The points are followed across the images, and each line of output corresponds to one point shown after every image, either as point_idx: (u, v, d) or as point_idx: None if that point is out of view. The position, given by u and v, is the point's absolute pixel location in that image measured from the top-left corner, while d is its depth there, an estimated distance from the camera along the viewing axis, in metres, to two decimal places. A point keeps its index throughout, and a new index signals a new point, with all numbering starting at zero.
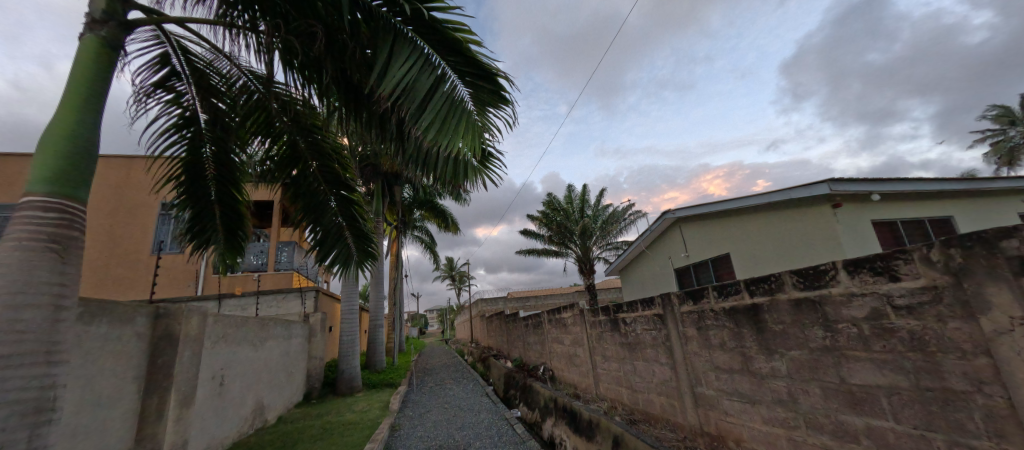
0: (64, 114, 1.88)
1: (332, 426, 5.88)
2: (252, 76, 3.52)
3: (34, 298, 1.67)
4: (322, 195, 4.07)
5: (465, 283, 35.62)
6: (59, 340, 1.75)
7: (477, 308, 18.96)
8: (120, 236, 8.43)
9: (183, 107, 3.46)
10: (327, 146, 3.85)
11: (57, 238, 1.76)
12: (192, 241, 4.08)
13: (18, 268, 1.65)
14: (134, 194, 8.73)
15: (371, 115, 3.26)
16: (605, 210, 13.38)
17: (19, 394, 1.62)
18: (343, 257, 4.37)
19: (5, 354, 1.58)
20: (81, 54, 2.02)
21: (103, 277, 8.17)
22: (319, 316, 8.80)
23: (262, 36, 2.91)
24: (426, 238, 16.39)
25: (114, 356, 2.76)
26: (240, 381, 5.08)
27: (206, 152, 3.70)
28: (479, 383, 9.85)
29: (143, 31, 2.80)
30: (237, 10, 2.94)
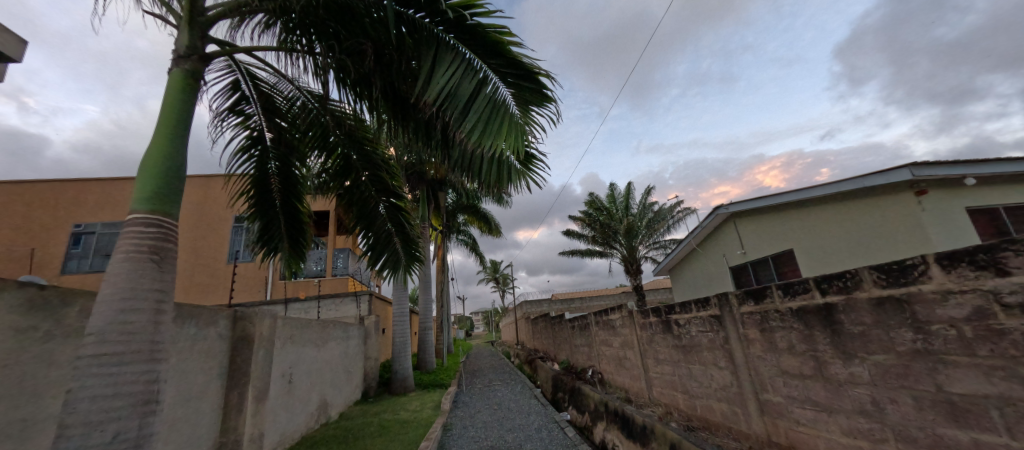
0: (161, 139, 2.11)
1: (389, 423, 6.16)
2: (309, 95, 3.77)
3: (140, 303, 1.87)
4: (373, 202, 4.29)
5: (509, 285, 35.88)
6: (159, 341, 1.94)
7: (522, 311, 19.10)
8: (202, 247, 9.33)
9: (252, 128, 3.78)
10: (377, 157, 4.08)
11: (156, 249, 1.96)
12: (261, 251, 4.43)
13: (127, 276, 1.87)
14: (213, 209, 9.64)
15: (417, 124, 3.40)
16: (651, 208, 12.89)
17: (130, 387, 1.80)
18: (393, 261, 4.55)
19: (117, 352, 1.78)
20: (171, 86, 2.26)
21: (190, 284, 9.09)
22: (372, 318, 9.23)
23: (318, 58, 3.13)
24: (470, 240, 16.59)
25: (202, 356, 3.06)
26: (307, 379, 5.47)
27: (272, 167, 4.01)
28: (527, 386, 9.86)
29: (218, 62, 3.07)
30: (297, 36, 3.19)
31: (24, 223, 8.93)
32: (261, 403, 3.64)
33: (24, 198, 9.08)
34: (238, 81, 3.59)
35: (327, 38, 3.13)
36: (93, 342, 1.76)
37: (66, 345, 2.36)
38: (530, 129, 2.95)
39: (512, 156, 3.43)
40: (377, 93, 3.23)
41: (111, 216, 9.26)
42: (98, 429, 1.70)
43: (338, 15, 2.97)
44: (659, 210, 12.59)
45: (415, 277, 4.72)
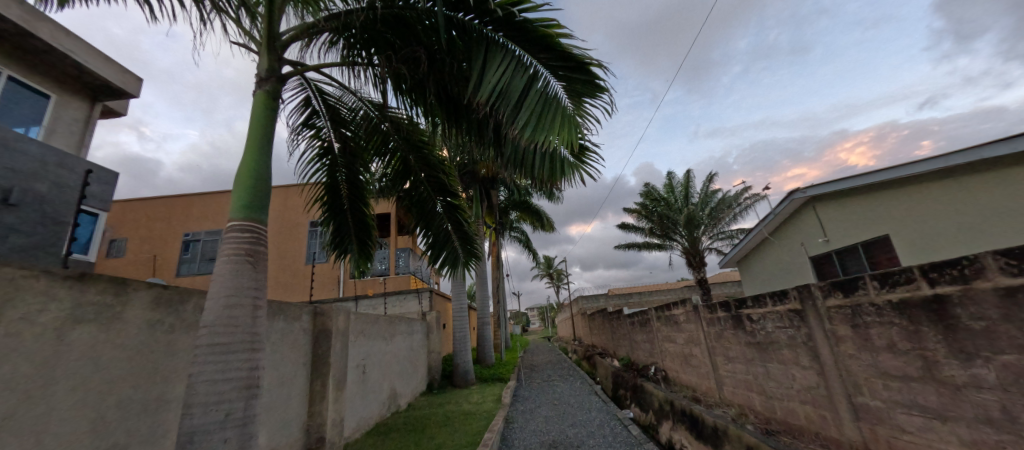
0: (250, 153, 2.34)
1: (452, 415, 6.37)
2: (370, 104, 3.99)
3: (241, 300, 2.10)
4: (432, 202, 4.46)
5: (563, 280, 35.61)
6: (256, 333, 2.16)
7: (578, 306, 18.87)
8: (285, 249, 10.27)
9: (323, 140, 4.09)
10: (434, 159, 4.26)
11: (251, 252, 2.19)
12: (334, 253, 4.77)
13: (230, 277, 2.11)
14: (292, 215, 10.56)
15: (470, 124, 3.46)
16: (714, 196, 12.05)
17: (237, 373, 2.02)
18: (452, 258, 4.70)
19: (225, 343, 2.01)
20: (256, 105, 2.51)
21: (276, 283, 10.05)
22: (434, 313, 9.61)
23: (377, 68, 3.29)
24: (523, 237, 16.63)
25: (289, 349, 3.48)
26: (378, 370, 5.81)
27: (340, 175, 4.29)
28: (587, 382, 9.74)
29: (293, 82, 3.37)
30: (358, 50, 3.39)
31: (148, 234, 10.44)
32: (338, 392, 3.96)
33: (145, 213, 10.57)
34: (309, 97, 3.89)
35: (384, 50, 3.29)
36: (207, 334, 2.01)
37: (185, 337, 2.71)
38: (583, 121, 2.89)
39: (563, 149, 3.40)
40: (432, 98, 3.34)
41: (211, 224, 10.49)
42: (214, 408, 1.92)
43: (394, 26, 3.11)
44: (723, 198, 11.80)
45: (471, 272, 4.86)
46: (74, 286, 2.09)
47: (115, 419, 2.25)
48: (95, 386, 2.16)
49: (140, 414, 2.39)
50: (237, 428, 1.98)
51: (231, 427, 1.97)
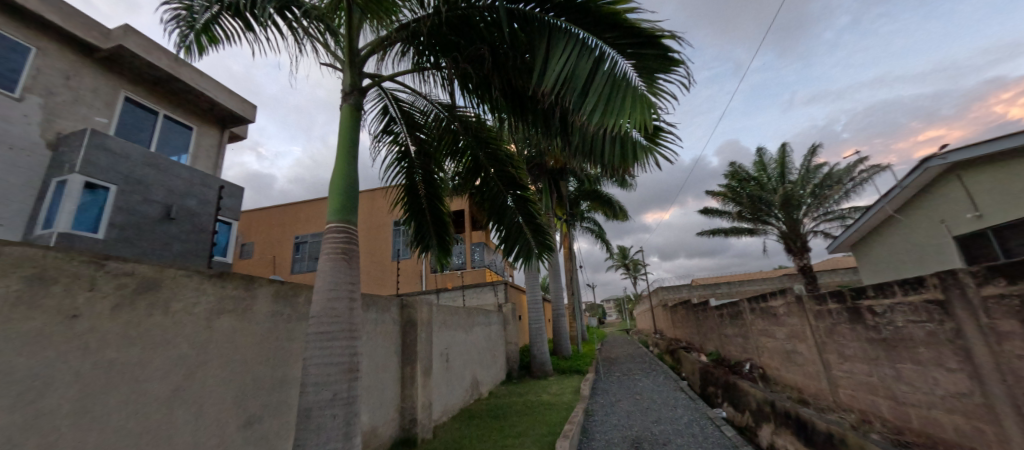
0: (341, 164, 2.87)
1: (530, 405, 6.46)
2: (440, 106, 4.14)
3: (340, 293, 2.59)
4: (503, 197, 4.47)
5: (640, 271, 34.18)
6: (354, 323, 2.63)
7: (658, 298, 17.97)
8: (374, 247, 11.13)
9: (400, 144, 4.34)
10: (503, 154, 4.28)
11: (345, 249, 2.69)
12: (416, 250, 5.02)
13: (331, 269, 2.63)
14: (378, 216, 11.40)
15: (536, 116, 3.37)
16: (819, 172, 10.59)
17: (341, 357, 2.49)
18: (525, 250, 4.57)
19: (329, 331, 2.50)
20: (343, 119, 3.12)
21: (369, 278, 10.96)
22: (510, 305, 9.84)
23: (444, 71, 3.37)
24: (597, 228, 16.17)
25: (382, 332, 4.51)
26: (462, 358, 6.51)
27: (417, 176, 4.52)
28: (671, 377, 9.25)
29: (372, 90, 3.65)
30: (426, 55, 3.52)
31: (267, 239, 12.01)
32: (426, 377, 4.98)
33: (263, 221, 12.19)
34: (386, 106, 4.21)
35: (450, 51, 3.40)
36: (315, 322, 2.51)
37: None
38: (656, 99, 2.64)
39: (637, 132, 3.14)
40: (497, 93, 3.32)
41: (312, 227, 11.73)
42: (323, 388, 2.39)
43: (458, 28, 3.21)
44: (829, 172, 10.31)
45: (546, 265, 4.70)
46: (212, 283, 2.63)
47: (250, 393, 2.87)
48: (235, 366, 2.71)
49: (268, 389, 3.02)
50: (342, 406, 2.44)
51: (337, 405, 2.42)
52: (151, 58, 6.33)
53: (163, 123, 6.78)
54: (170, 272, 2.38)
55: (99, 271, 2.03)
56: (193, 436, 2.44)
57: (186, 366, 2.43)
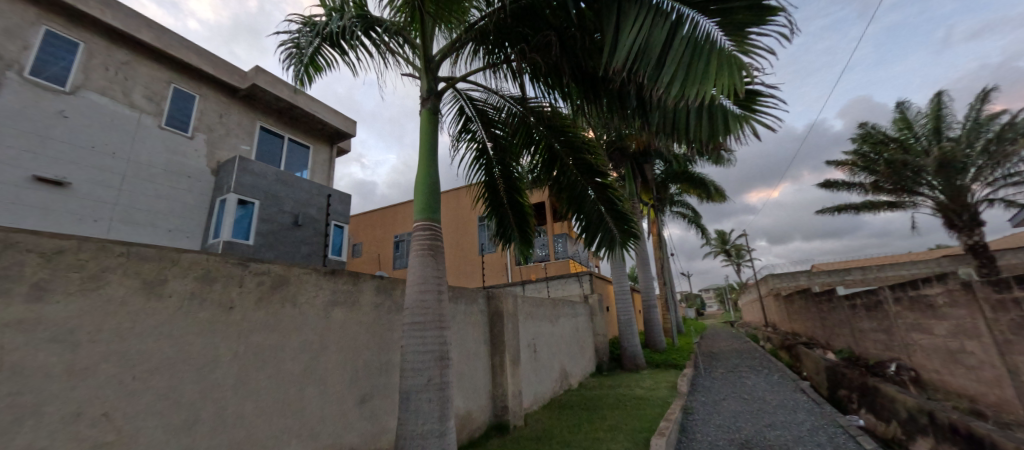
0: (425, 174, 3.94)
1: (625, 399, 6.67)
2: (511, 101, 4.64)
3: (429, 289, 3.57)
4: (580, 185, 4.78)
5: (743, 257, 31.06)
6: (440, 315, 3.56)
7: (769, 286, 16.13)
8: (461, 243, 11.76)
9: (479, 142, 4.93)
10: (577, 140, 4.63)
11: (430, 246, 3.70)
12: (500, 242, 5.51)
13: (422, 265, 3.62)
14: (463, 214, 11.97)
15: (609, 95, 3.50)
16: (993, 123, 8.30)
17: (431, 345, 3.43)
18: (607, 239, 4.79)
19: (420, 321, 3.46)
20: (425, 121, 4.19)
21: (457, 271, 11.60)
22: (596, 296, 9.69)
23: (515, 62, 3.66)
24: (690, 211, 14.91)
25: (472, 325, 5.56)
26: (548, 351, 7.34)
27: (496, 172, 5.05)
28: (789, 377, 8.32)
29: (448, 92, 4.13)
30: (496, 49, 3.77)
31: (371, 237, 13.47)
32: (516, 367, 5.98)
33: (367, 223, 13.66)
34: (461, 107, 4.86)
35: (518, 43, 3.63)
36: (410, 314, 3.50)
37: None
38: (748, 58, 2.55)
39: (730, 101, 3.06)
40: (568, 79, 3.53)
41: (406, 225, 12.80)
42: (420, 375, 3.34)
43: (523, 17, 3.48)
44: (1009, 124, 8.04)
45: (631, 252, 4.87)
46: (330, 278, 3.57)
47: (364, 375, 3.82)
48: (347, 349, 3.67)
49: (377, 371, 3.96)
50: (436, 389, 3.36)
51: (431, 389, 3.36)
52: (277, 90, 8.62)
53: (287, 145, 9.21)
54: (293, 269, 3.25)
55: (244, 270, 2.85)
56: (323, 402, 3.35)
57: (312, 349, 3.32)
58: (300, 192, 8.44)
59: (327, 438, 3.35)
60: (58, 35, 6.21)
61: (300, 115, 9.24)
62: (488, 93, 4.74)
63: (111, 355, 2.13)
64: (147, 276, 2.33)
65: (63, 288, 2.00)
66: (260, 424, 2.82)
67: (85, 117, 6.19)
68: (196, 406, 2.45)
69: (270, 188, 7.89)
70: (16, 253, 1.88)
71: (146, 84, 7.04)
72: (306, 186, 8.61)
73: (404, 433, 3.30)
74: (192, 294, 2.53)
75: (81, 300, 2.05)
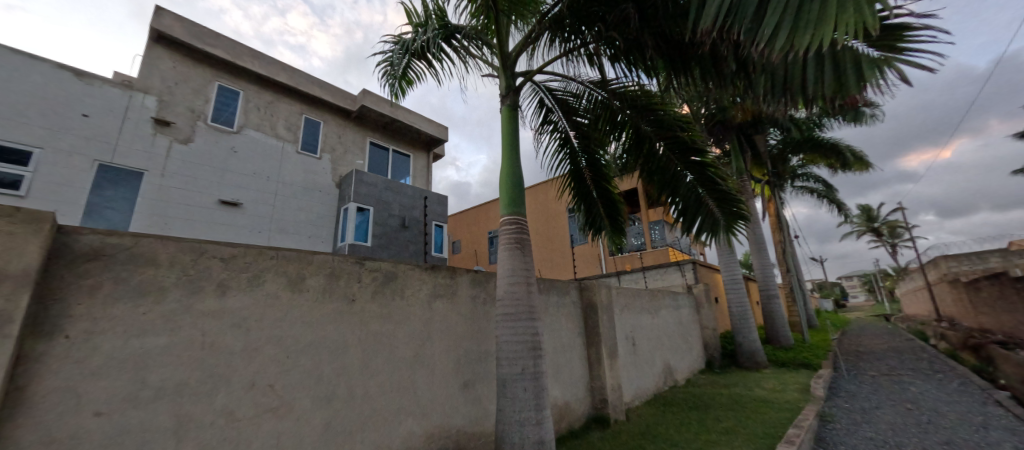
0: (507, 170, 4.05)
1: (743, 401, 6.06)
2: (592, 85, 4.74)
3: (517, 282, 3.71)
4: (673, 167, 4.68)
5: (900, 237, 25.55)
6: (531, 307, 3.68)
7: (941, 271, 12.93)
8: (552, 235, 11.84)
9: (560, 132, 5.13)
10: (669, 118, 4.51)
11: (517, 239, 3.82)
12: (591, 232, 5.72)
13: (510, 258, 3.77)
14: (553, 207, 11.99)
15: (701, 62, 3.58)
16: None
17: (525, 336, 3.58)
18: (710, 223, 4.62)
19: (513, 312, 3.62)
20: (506, 117, 4.34)
21: (549, 263, 11.72)
22: (702, 286, 8.89)
23: (596, 44, 3.95)
24: (819, 185, 12.71)
25: (565, 317, 5.59)
26: (649, 344, 7.02)
27: (582, 162, 5.26)
28: (974, 386, 6.60)
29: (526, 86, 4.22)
30: (575, 34, 4.04)
31: (469, 235, 14.35)
32: (613, 360, 5.82)
33: (466, 221, 14.61)
34: (542, 99, 5.05)
35: (594, 24, 3.90)
36: (503, 306, 3.69)
37: None
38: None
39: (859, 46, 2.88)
40: (652, 51, 3.63)
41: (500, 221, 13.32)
42: (515, 364, 3.51)
43: None
44: None
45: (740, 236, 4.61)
46: (430, 273, 3.98)
47: (465, 363, 4.13)
48: (449, 336, 4.02)
49: (477, 359, 4.25)
50: (531, 378, 3.50)
51: (526, 378, 3.49)
52: (382, 108, 9.74)
53: (392, 156, 10.33)
54: (400, 266, 3.69)
55: (361, 268, 3.37)
56: (432, 386, 3.75)
57: (419, 337, 3.74)
58: (405, 197, 9.40)
59: (437, 417, 3.72)
60: (225, 87, 7.89)
61: (402, 127, 10.31)
62: (566, 82, 4.88)
63: (270, 339, 2.72)
64: (291, 274, 2.91)
65: (236, 285, 2.62)
66: (383, 401, 3.30)
67: (247, 151, 7.82)
68: (333, 382, 3.00)
69: (381, 195, 8.94)
70: (206, 260, 2.53)
71: (286, 118, 8.57)
72: (408, 191, 9.54)
73: (503, 419, 3.47)
74: (323, 289, 3.08)
75: (247, 293, 2.67)
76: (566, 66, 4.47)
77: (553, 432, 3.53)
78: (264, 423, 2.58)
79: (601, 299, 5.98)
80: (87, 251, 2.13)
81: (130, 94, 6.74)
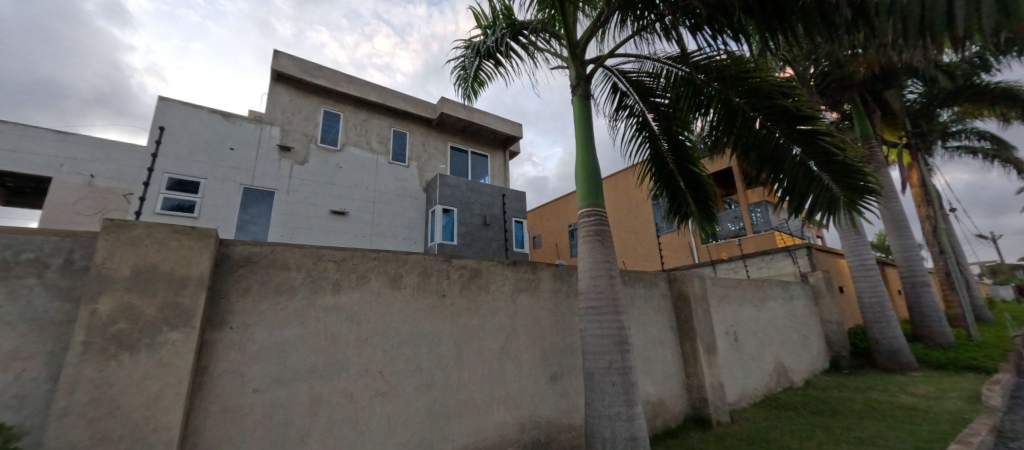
0: (582, 163, 4.00)
1: (882, 407, 5.15)
2: (671, 61, 4.36)
3: (600, 274, 3.63)
4: (774, 140, 4.09)
5: None
6: (616, 301, 3.58)
7: None
8: (636, 225, 11.31)
9: (637, 115, 4.91)
10: (765, 86, 3.98)
11: (598, 231, 3.74)
12: (677, 218, 5.45)
13: (591, 251, 3.71)
14: (636, 195, 11.45)
15: (803, 16, 3.04)
16: None
17: (611, 331, 3.50)
18: (825, 201, 4.00)
19: (598, 305, 3.56)
20: (577, 108, 4.27)
21: (634, 254, 11.22)
22: (820, 274, 7.74)
23: (671, 18, 3.57)
24: (983, 144, 10.16)
25: (655, 311, 5.31)
26: (755, 340, 6.33)
27: (663, 145, 4.99)
28: None
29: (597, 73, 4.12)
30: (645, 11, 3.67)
31: (549, 229, 14.40)
32: (712, 357, 5.37)
33: (545, 215, 14.69)
34: (615, 83, 4.86)
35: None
36: (587, 299, 3.64)
37: None
38: None
39: None
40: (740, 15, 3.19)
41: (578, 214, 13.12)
42: (602, 358, 3.45)
43: None
44: None
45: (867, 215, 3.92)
46: (512, 268, 4.09)
47: (551, 356, 4.18)
48: (533, 329, 4.11)
49: (563, 352, 4.27)
50: (619, 374, 3.41)
51: (613, 373, 3.41)
52: (461, 113, 10.25)
53: (472, 158, 10.83)
54: (484, 263, 3.88)
55: (449, 265, 3.62)
56: (521, 377, 3.88)
57: (506, 330, 3.90)
58: (486, 196, 9.80)
59: (527, 408, 3.84)
60: (329, 111, 9.02)
61: (479, 129, 10.73)
62: (641, 62, 4.60)
63: (376, 331, 3.08)
64: (391, 273, 3.25)
65: (349, 284, 3.02)
66: (476, 390, 3.52)
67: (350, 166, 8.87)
68: (431, 371, 3.29)
69: (463, 196, 9.45)
70: (324, 262, 2.95)
71: (378, 132, 9.51)
72: (490, 191, 9.92)
73: (593, 414, 3.43)
74: (418, 286, 3.38)
75: (358, 290, 3.06)
76: (640, 46, 4.15)
77: (645, 431, 3.40)
78: (377, 405, 2.95)
79: (695, 291, 5.56)
80: (240, 258, 2.66)
81: (261, 127, 8.10)
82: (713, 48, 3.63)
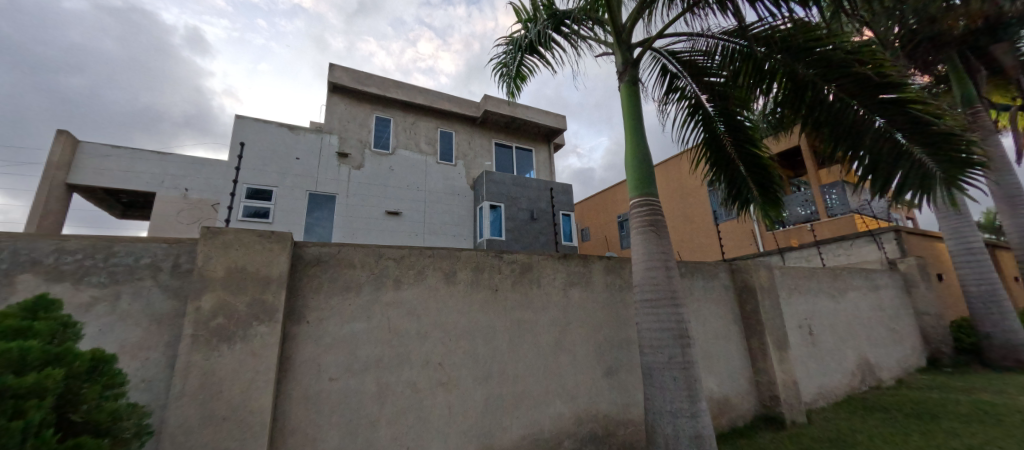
0: (631, 153, 3.82)
1: (995, 411, 4.49)
2: (726, 36, 4.02)
3: (657, 267, 3.48)
4: (851, 113, 3.60)
5: None
6: (674, 293, 3.42)
7: None
8: (692, 214, 10.74)
9: (690, 98, 4.64)
10: (838, 54, 3.54)
11: (652, 223, 3.59)
12: (737, 203, 5.11)
13: (646, 243, 3.56)
14: (690, 182, 10.87)
15: None
16: None
17: (670, 324, 3.36)
18: (917, 177, 3.47)
19: (656, 299, 3.42)
20: (625, 95, 4.09)
21: (690, 245, 10.66)
22: (912, 261, 6.89)
23: None
24: None
25: (717, 303, 5.02)
26: (834, 333, 5.77)
27: (719, 126, 4.67)
28: None
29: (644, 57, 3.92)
30: None
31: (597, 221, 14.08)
32: (785, 352, 4.97)
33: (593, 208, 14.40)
34: (665, 65, 4.61)
35: None
36: (643, 293, 3.51)
37: None
38: None
39: None
40: None
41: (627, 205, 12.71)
42: (660, 352, 3.32)
43: None
44: None
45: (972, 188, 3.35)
46: (563, 262, 4.06)
47: (606, 350, 4.11)
48: (586, 323, 4.06)
49: (619, 346, 4.18)
50: (680, 368, 3.27)
51: (674, 368, 3.28)
52: (506, 109, 10.29)
53: (516, 153, 10.88)
54: (534, 257, 3.88)
55: (500, 260, 3.67)
56: (575, 370, 3.85)
57: (560, 323, 3.89)
58: (531, 190, 9.79)
59: (584, 402, 3.81)
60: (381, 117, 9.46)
61: (522, 124, 10.72)
62: (692, 41, 4.28)
63: (435, 325, 3.21)
64: (445, 270, 3.36)
65: (408, 281, 3.17)
66: (531, 383, 3.55)
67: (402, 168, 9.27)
68: (487, 363, 3.38)
69: (509, 191, 9.51)
70: (384, 261, 3.12)
71: (427, 134, 9.84)
72: (534, 184, 9.91)
73: (653, 409, 3.33)
74: (471, 281, 3.47)
75: (416, 286, 3.20)
76: (691, 23, 3.90)
77: (711, 427, 3.24)
78: (438, 394, 3.08)
79: (762, 281, 5.17)
80: (312, 259, 2.89)
81: (322, 136, 8.70)
82: (775, 19, 3.31)
